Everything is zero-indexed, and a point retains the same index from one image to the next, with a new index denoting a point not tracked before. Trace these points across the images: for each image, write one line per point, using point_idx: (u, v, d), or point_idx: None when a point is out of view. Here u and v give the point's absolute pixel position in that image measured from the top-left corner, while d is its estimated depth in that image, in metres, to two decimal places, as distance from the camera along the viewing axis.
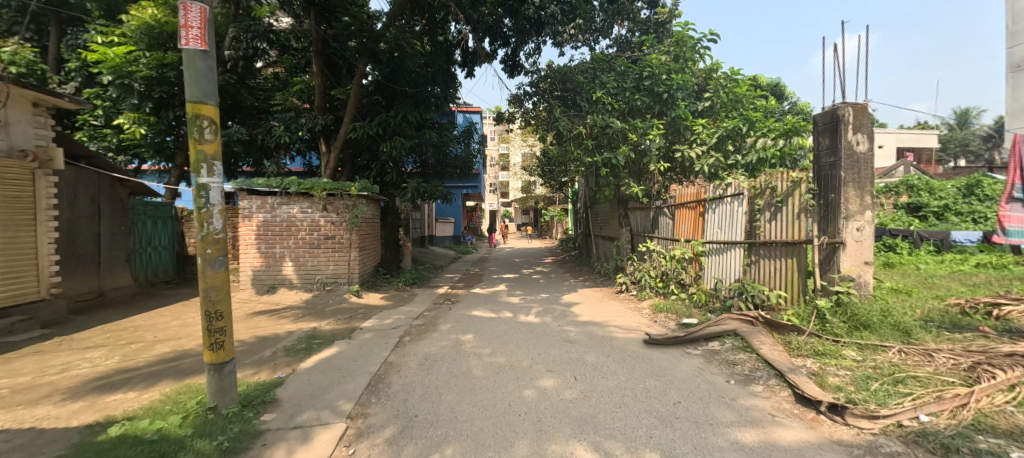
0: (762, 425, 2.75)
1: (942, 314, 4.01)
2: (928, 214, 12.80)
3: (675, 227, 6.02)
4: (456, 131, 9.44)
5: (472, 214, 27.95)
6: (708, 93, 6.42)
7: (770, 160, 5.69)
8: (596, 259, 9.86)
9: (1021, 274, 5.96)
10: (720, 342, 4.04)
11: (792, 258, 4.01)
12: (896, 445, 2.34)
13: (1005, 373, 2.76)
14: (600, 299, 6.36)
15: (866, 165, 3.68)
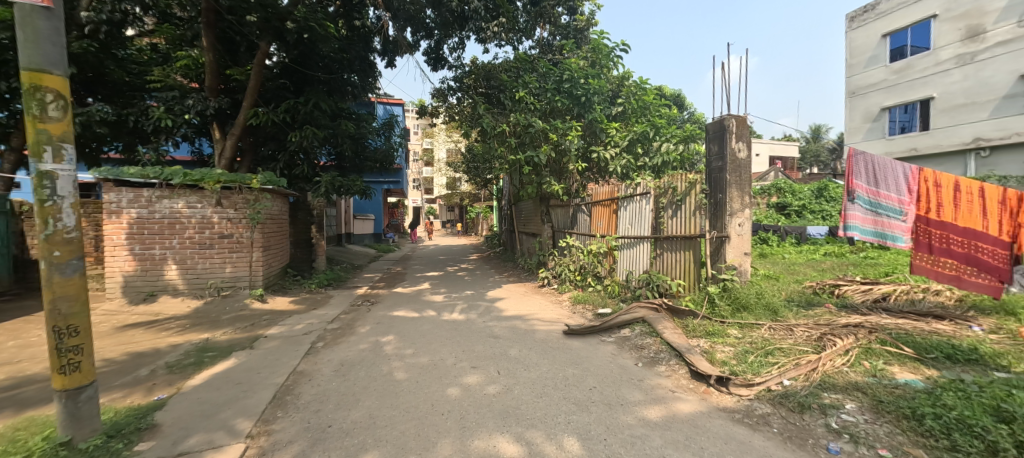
0: (666, 402, 3.05)
1: (800, 294, 4.82)
2: (791, 211, 15.23)
3: (592, 223, 6.39)
4: (376, 123, 8.98)
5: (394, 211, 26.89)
6: (621, 99, 6.96)
7: (672, 163, 6.33)
8: (520, 255, 10.07)
9: (853, 260, 7.45)
10: (631, 329, 4.37)
11: (689, 251, 4.47)
12: (765, 407, 2.83)
13: (842, 340, 3.40)
14: (524, 294, 6.52)
15: (745, 170, 4.25)
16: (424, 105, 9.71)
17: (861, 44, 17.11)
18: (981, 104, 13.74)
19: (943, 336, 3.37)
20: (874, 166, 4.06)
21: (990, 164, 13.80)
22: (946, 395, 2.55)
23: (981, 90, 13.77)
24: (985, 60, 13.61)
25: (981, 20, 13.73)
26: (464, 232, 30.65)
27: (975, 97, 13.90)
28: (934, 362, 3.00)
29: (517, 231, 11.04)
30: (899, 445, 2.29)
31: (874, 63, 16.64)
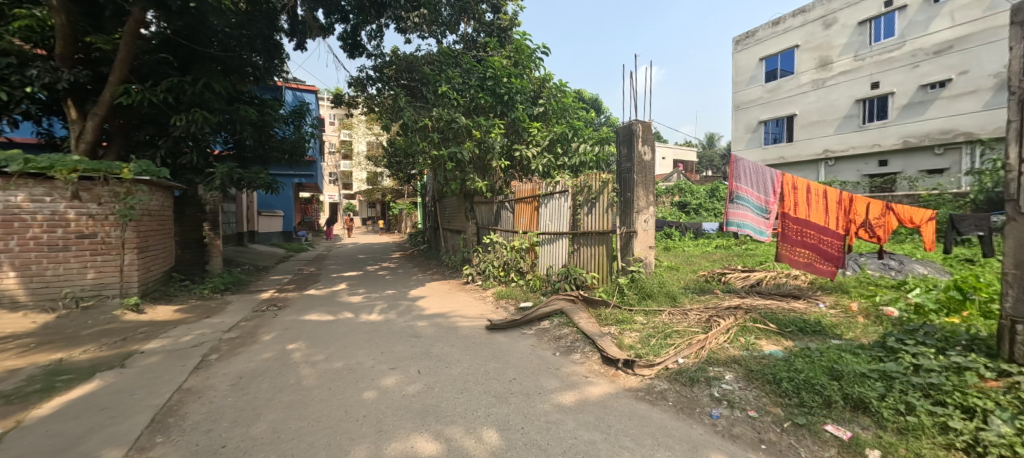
0: (579, 387, 3.25)
1: (694, 283, 5.45)
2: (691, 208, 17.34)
3: (515, 220, 6.55)
4: (283, 110, 8.21)
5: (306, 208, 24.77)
6: (543, 100, 7.22)
7: (589, 164, 6.77)
8: (445, 252, 9.95)
9: (736, 252, 8.65)
10: (550, 321, 4.56)
11: (603, 245, 4.79)
12: (664, 383, 3.19)
13: (724, 321, 3.93)
14: (447, 292, 6.46)
15: (650, 171, 4.68)
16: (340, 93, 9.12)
17: (744, 65, 19.86)
18: (828, 122, 16.79)
19: (797, 312, 4.05)
20: (750, 171, 4.75)
21: (835, 172, 16.86)
22: (798, 360, 3.09)
23: (831, 110, 16.76)
24: (832, 85, 16.61)
25: (829, 52, 16.65)
26: (387, 229, 29.47)
27: (826, 116, 16.89)
28: (791, 335, 3.61)
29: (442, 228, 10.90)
30: (763, 406, 2.79)
31: (755, 82, 19.36)
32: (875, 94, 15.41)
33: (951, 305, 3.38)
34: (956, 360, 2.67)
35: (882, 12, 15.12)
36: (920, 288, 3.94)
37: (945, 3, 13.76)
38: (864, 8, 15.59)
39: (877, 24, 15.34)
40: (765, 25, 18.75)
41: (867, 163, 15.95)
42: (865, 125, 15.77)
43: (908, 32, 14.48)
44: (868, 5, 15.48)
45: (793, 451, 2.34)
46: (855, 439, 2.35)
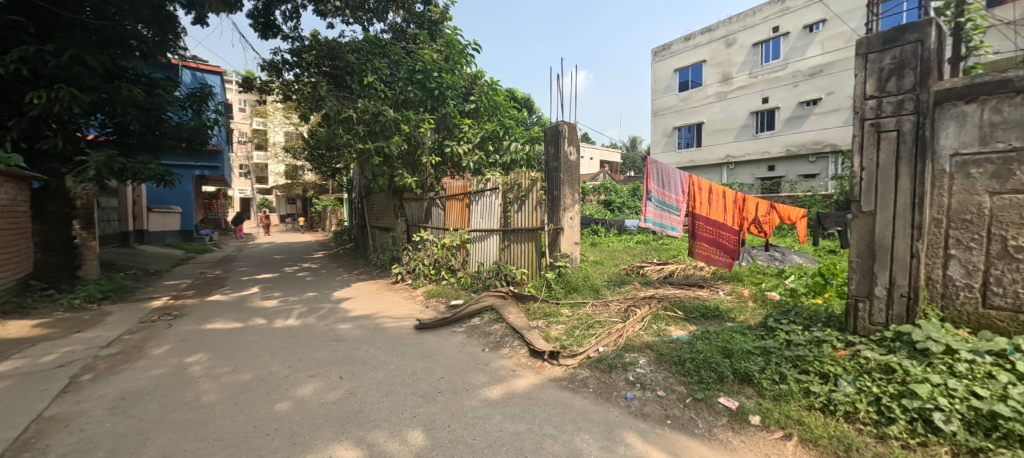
0: (506, 381, 3.33)
1: (616, 276, 5.84)
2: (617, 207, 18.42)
3: (445, 217, 6.48)
4: (179, 91, 7.23)
5: (212, 204, 22.09)
6: (474, 96, 7.18)
7: (520, 162, 6.97)
8: (373, 250, 9.53)
9: (652, 247, 9.45)
10: (480, 317, 4.61)
11: (532, 242, 4.95)
12: (585, 371, 3.40)
13: (640, 310, 4.26)
14: (375, 292, 6.21)
15: (575, 170, 4.93)
16: (250, 76, 8.27)
17: (661, 75, 21.64)
18: (729, 130, 18.96)
19: (700, 299, 4.55)
20: (658, 172, 5.23)
21: (735, 175, 19.08)
22: (699, 342, 3.46)
23: (731, 120, 18.90)
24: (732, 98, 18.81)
25: (731, 68, 18.76)
26: (310, 227, 27.40)
27: (728, 125, 19.01)
28: (695, 320, 4.03)
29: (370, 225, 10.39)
30: (670, 385, 3.11)
31: (670, 92, 21.22)
32: (765, 108, 17.69)
33: (816, 288, 4.00)
34: (818, 334, 3.16)
35: (772, 37, 17.39)
36: (794, 276, 4.63)
37: (818, 32, 16.09)
38: (758, 32, 17.82)
39: (768, 46, 17.60)
40: (679, 39, 20.59)
41: (760, 168, 18.25)
42: (757, 134, 18.02)
43: (791, 56, 16.80)
44: (761, 29, 17.72)
45: (692, 424, 2.69)
46: (740, 408, 2.75)
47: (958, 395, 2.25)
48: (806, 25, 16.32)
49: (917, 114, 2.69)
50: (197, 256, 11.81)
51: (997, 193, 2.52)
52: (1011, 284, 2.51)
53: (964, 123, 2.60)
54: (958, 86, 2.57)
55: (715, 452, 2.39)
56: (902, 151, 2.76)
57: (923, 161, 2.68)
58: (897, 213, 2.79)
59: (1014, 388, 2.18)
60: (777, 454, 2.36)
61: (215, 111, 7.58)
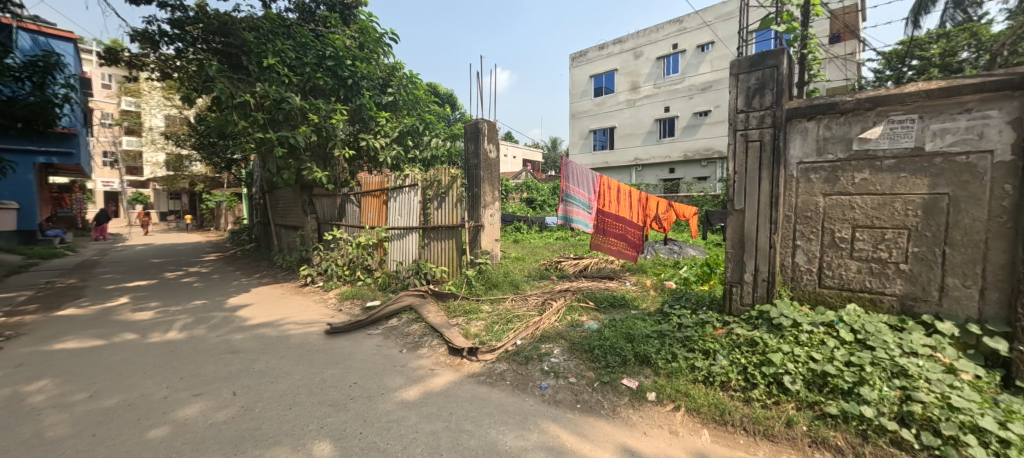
0: (423, 381, 3.28)
1: (536, 271, 6.09)
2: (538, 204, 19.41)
3: (361, 214, 6.14)
4: (12, 57, 5.81)
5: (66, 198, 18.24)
6: (392, 89, 6.92)
7: (441, 158, 6.83)
8: (278, 251, 8.71)
9: (569, 243, 10.01)
10: (398, 318, 4.49)
11: (452, 239, 4.94)
12: (503, 365, 3.50)
13: (556, 302, 4.50)
14: (280, 297, 5.68)
15: (495, 168, 5.02)
16: (114, 47, 6.93)
17: (579, 80, 23.01)
18: (638, 135, 20.71)
19: (609, 290, 4.93)
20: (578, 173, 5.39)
21: (643, 177, 20.89)
22: (606, 330, 3.75)
23: (639, 126, 20.71)
24: (641, 105, 20.57)
25: (639, 78, 20.52)
26: (202, 226, 24.08)
27: (636, 130, 20.78)
28: (603, 309, 4.37)
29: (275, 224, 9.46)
30: (581, 371, 3.33)
31: (586, 96, 22.65)
32: (667, 116, 19.66)
33: (704, 277, 4.58)
34: (703, 317, 3.60)
35: (672, 52, 19.37)
36: (686, 267, 5.25)
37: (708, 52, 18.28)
38: (661, 47, 19.76)
39: (669, 60, 19.59)
40: (594, 48, 22.07)
41: (663, 170, 20.18)
42: (661, 139, 19.93)
43: (687, 71, 18.90)
44: (664, 45, 19.66)
45: (599, 405, 2.91)
46: (639, 387, 3.04)
47: (800, 360, 2.77)
48: (698, 44, 18.49)
49: (775, 127, 3.20)
50: (42, 262, 9.65)
51: (829, 194, 3.09)
52: (838, 267, 3.10)
53: (806, 136, 3.15)
54: (801, 105, 3.11)
55: (617, 429, 2.62)
56: (762, 159, 3.27)
57: (777, 167, 3.20)
58: (761, 211, 3.29)
59: (838, 350, 2.74)
60: (668, 424, 2.67)
61: (64, 85, 6.23)
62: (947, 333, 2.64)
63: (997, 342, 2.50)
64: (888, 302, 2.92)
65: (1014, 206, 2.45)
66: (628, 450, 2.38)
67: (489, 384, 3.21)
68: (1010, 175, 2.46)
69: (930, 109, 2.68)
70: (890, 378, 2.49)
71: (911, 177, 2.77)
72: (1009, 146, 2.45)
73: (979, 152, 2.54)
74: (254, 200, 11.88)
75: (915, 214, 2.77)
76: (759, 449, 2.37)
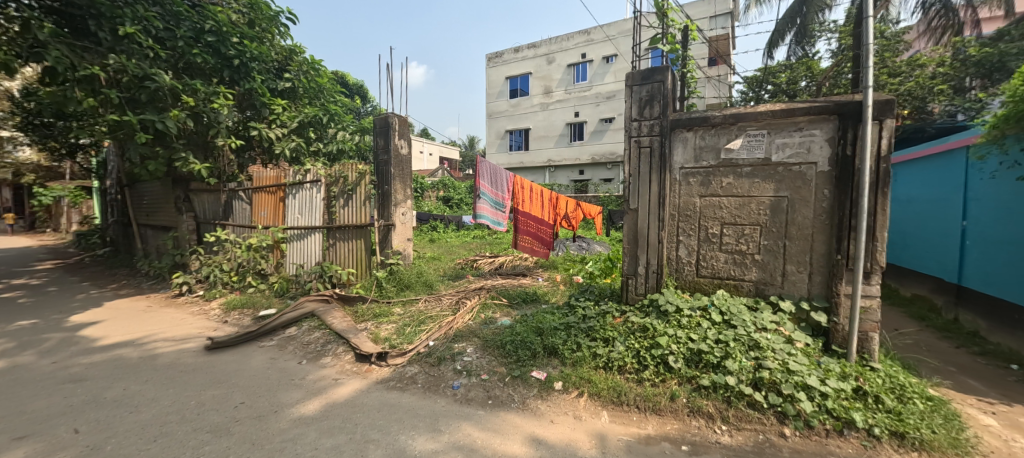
0: (325, 393, 3.04)
1: (452, 270, 6.10)
2: (455, 203, 19.45)
3: (254, 213, 5.50)
4: None
5: None
6: (289, 73, 6.25)
7: (348, 153, 6.56)
8: (142, 256, 7.38)
9: (486, 241, 10.19)
10: (298, 327, 4.15)
11: (360, 239, 4.71)
12: (414, 368, 3.41)
13: (470, 301, 4.55)
14: (145, 310, 4.81)
15: (407, 165, 4.95)
16: None
17: (495, 80, 23.49)
18: (551, 137, 21.73)
19: (522, 286, 5.11)
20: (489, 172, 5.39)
21: (555, 178, 21.96)
22: (517, 325, 3.88)
23: (551, 129, 21.78)
24: (554, 109, 21.61)
25: (551, 83, 21.62)
26: (33, 227, 19.35)
27: (549, 132, 21.82)
28: (516, 305, 4.52)
29: (141, 223, 7.99)
30: (492, 367, 3.38)
31: (501, 97, 23.22)
32: (576, 121, 20.95)
33: (607, 271, 4.98)
34: (604, 307, 3.90)
35: (581, 61, 20.74)
36: (592, 262, 5.68)
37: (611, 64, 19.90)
38: (571, 55, 21.02)
39: (578, 68, 20.95)
40: (510, 50, 22.72)
41: (573, 172, 21.42)
42: (571, 142, 21.22)
43: (594, 79, 20.41)
44: (573, 53, 20.94)
45: (510, 399, 2.98)
46: (547, 377, 3.19)
47: (682, 341, 3.15)
48: (604, 56, 20.08)
49: (661, 136, 3.60)
50: None
51: (703, 196, 3.56)
52: (711, 259, 3.59)
53: (686, 145, 3.59)
54: (681, 117, 3.54)
55: (525, 420, 2.71)
56: (652, 163, 3.66)
57: (663, 172, 3.61)
58: (651, 210, 3.68)
59: (710, 330, 3.17)
60: (573, 410, 2.83)
61: None
62: (787, 310, 3.23)
63: (820, 315, 3.13)
64: (747, 287, 3.46)
65: (829, 207, 3.10)
66: (535, 439, 2.47)
67: (399, 389, 3.09)
68: (827, 183, 3.10)
69: (774, 127, 3.25)
70: (747, 350, 2.97)
71: (762, 182, 3.33)
72: (827, 160, 3.08)
73: (808, 163, 3.15)
74: (110, 194, 9.90)
75: (765, 214, 3.33)
76: (649, 423, 2.65)
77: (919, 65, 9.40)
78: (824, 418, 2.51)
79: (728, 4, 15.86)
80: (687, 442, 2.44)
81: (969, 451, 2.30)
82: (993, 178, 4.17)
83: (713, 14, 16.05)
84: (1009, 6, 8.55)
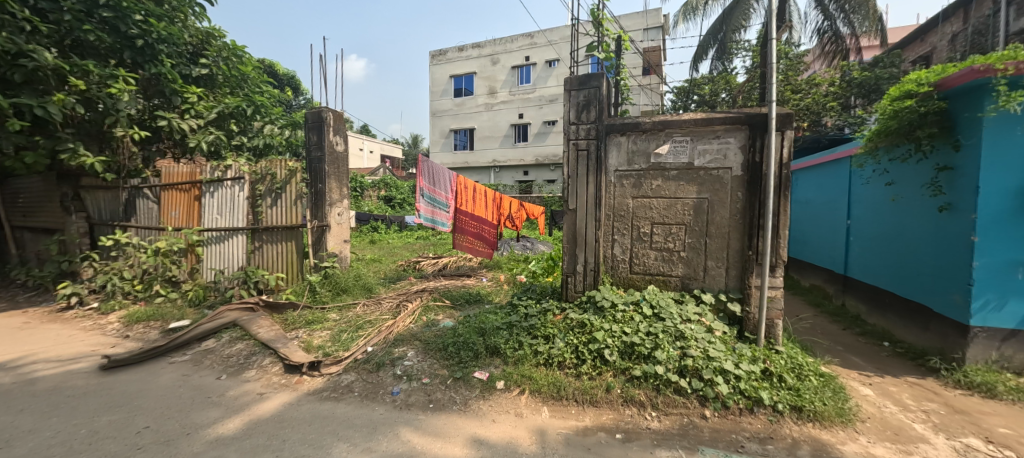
0: (247, 409, 2.76)
1: (393, 273, 5.99)
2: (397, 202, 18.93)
3: (163, 213, 4.92)
4: None
5: None
6: (206, 59, 5.66)
7: (277, 147, 6.08)
8: (15, 264, 6.27)
9: (429, 242, 10.05)
10: (217, 338, 3.78)
11: (291, 241, 4.57)
12: (351, 376, 3.25)
13: (412, 304, 4.50)
14: (19, 328, 4.08)
15: (343, 162, 4.99)
16: None
17: (439, 78, 23.17)
18: (496, 138, 21.89)
19: (466, 287, 5.12)
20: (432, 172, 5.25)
21: (500, 178, 22.10)
22: (460, 327, 3.86)
23: (496, 129, 21.93)
24: (498, 110, 21.78)
25: (496, 83, 21.76)
26: None
27: (493, 133, 21.95)
28: (459, 306, 4.54)
29: (14, 224, 6.77)
30: (434, 370, 3.33)
31: (446, 96, 22.94)
32: (520, 122, 21.30)
33: (550, 270, 5.13)
34: (545, 305, 4.00)
35: (525, 64, 21.12)
36: (534, 262, 5.82)
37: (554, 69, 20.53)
38: (515, 57, 21.33)
39: (521, 71, 21.34)
40: (454, 48, 22.56)
41: (517, 173, 21.70)
42: (515, 143, 21.55)
43: (537, 83, 20.91)
44: (517, 55, 21.28)
45: (452, 401, 2.94)
46: (489, 377, 3.20)
47: (617, 334, 3.32)
48: (547, 60, 20.63)
49: (597, 139, 3.78)
50: None
51: (635, 197, 3.78)
52: (643, 256, 3.81)
53: (620, 148, 3.78)
54: (615, 122, 3.73)
55: (467, 421, 2.69)
56: (589, 166, 3.82)
57: (600, 174, 3.78)
58: (589, 211, 3.85)
59: (642, 323, 3.37)
60: (515, 407, 2.86)
61: None
62: (708, 302, 3.53)
63: (735, 306, 3.46)
64: (674, 282, 3.72)
65: (742, 208, 3.44)
66: (476, 440, 2.46)
67: (334, 399, 2.92)
68: (740, 186, 3.43)
69: (696, 134, 3.53)
70: (674, 341, 3.20)
71: (686, 185, 3.60)
72: (740, 165, 3.42)
73: (724, 168, 3.47)
74: None
75: (689, 214, 3.61)
76: (586, 415, 2.76)
77: (815, 84, 10.77)
78: (738, 399, 2.77)
79: (659, 19, 17.07)
80: (621, 431, 2.57)
81: (850, 418, 2.67)
82: (869, 184, 4.89)
83: (645, 26, 17.16)
84: (883, 36, 9.97)
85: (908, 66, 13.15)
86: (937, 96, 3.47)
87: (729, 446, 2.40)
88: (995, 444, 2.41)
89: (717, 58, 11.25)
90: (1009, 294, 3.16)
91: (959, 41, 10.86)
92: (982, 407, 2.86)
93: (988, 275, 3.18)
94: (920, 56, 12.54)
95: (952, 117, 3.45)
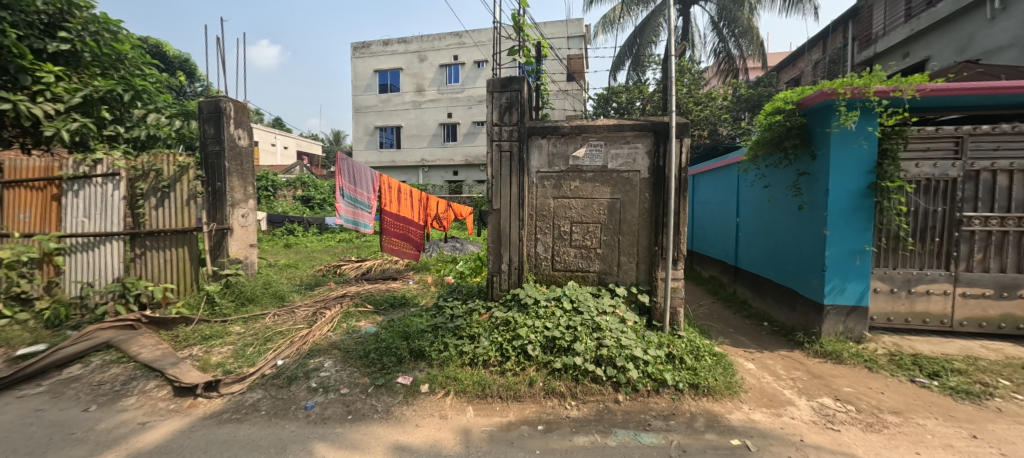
0: (122, 443, 2.36)
1: (311, 279, 5.65)
2: (316, 203, 17.67)
3: (4, 215, 3.95)
4: None
5: None
6: (65, 32, 4.77)
7: (163, 140, 5.47)
8: None
9: (350, 245, 9.56)
10: (86, 364, 3.21)
11: (183, 247, 4.24)
12: (257, 393, 2.97)
13: (330, 311, 4.30)
14: None
15: (246, 158, 4.80)
16: None
17: (362, 72, 22.04)
18: (425, 136, 21.40)
19: (390, 291, 5.01)
20: (354, 170, 5.04)
21: (429, 177, 21.65)
22: (382, 332, 3.74)
23: (424, 128, 21.44)
24: (427, 108, 21.32)
25: (423, 82, 21.29)
26: None
27: (421, 132, 21.46)
28: (382, 311, 4.45)
29: None
30: (353, 379, 3.17)
31: (370, 91, 21.89)
32: (450, 122, 21.11)
33: (477, 270, 5.18)
34: (470, 305, 4.02)
35: (453, 63, 20.95)
36: (462, 262, 5.86)
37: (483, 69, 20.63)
38: (443, 56, 21.06)
39: (450, 70, 21.10)
40: (378, 42, 21.62)
41: (447, 172, 21.49)
42: (445, 143, 21.28)
43: (466, 82, 20.83)
44: (445, 54, 21.02)
45: (373, 409, 2.82)
46: (413, 381, 3.13)
47: (539, 330, 3.45)
48: (475, 60, 20.68)
49: (519, 141, 3.89)
50: None
51: (556, 197, 3.96)
52: (564, 254, 3.99)
53: (541, 151, 3.93)
54: (536, 125, 3.87)
55: (389, 428, 2.60)
56: (512, 166, 3.92)
57: (522, 175, 3.90)
58: (512, 210, 3.95)
59: (563, 318, 3.54)
60: (439, 410, 2.83)
61: None
62: (621, 295, 3.82)
63: (644, 296, 3.79)
64: (592, 277, 3.96)
65: (649, 208, 3.78)
66: (398, 447, 2.39)
67: (238, 420, 2.63)
68: (647, 187, 3.77)
69: (609, 139, 3.80)
70: (591, 333, 3.41)
71: (601, 186, 3.86)
72: (647, 169, 3.75)
73: (634, 171, 3.79)
74: None
75: (604, 213, 3.88)
76: (510, 411, 2.82)
77: (713, 98, 12.00)
78: (646, 382, 3.04)
79: (580, 29, 18.03)
80: (543, 422, 2.69)
81: (736, 389, 3.08)
82: (751, 187, 5.67)
83: (567, 35, 18.01)
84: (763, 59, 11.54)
85: (783, 86, 15.47)
86: (798, 113, 4.11)
87: (638, 425, 2.63)
88: (841, 401, 2.93)
89: (631, 69, 12.27)
90: (850, 277, 3.87)
91: (819, 68, 13.01)
92: (833, 371, 3.46)
93: (836, 263, 3.87)
94: (791, 79, 14.82)
95: (810, 131, 4.11)
